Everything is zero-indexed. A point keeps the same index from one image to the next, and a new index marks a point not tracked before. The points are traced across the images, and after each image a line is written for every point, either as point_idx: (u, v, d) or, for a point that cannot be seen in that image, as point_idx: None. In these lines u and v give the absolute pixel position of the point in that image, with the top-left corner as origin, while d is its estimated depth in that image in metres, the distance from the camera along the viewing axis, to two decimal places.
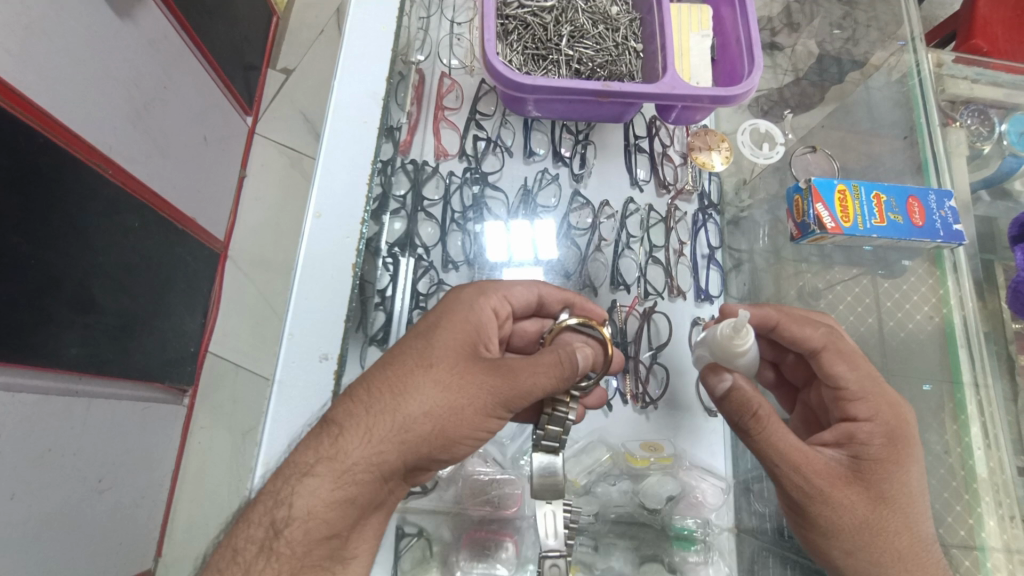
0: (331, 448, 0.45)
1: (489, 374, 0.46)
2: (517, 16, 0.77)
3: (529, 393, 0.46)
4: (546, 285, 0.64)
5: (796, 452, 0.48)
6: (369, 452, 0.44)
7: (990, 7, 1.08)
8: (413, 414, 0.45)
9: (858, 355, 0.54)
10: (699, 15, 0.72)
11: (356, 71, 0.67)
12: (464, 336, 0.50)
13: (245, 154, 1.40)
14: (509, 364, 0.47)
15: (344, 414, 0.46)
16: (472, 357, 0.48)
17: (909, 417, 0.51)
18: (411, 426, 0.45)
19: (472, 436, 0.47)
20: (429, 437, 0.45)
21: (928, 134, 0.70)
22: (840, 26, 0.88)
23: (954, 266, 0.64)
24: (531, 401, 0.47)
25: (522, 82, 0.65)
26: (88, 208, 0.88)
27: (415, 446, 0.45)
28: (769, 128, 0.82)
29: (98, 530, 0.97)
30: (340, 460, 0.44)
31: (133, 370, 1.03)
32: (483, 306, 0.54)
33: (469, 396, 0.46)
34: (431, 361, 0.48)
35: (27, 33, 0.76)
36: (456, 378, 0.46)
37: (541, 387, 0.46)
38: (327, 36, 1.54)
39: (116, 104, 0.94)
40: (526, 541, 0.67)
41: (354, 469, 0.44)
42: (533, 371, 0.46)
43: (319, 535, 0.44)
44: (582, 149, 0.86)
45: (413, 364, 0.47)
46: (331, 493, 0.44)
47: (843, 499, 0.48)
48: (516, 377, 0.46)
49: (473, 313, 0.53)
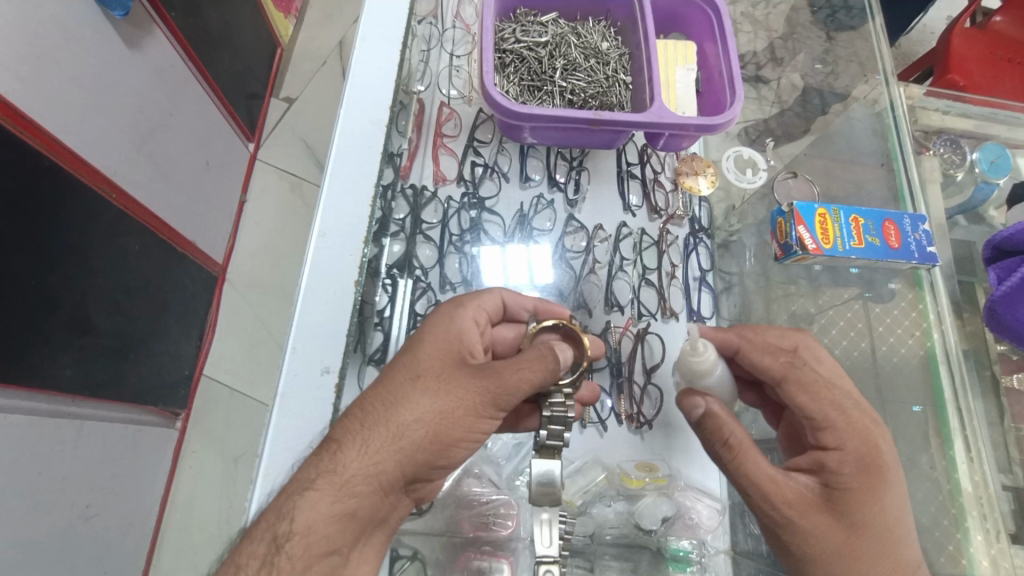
0: (330, 462, 0.45)
1: (476, 377, 0.48)
2: (514, 50, 0.80)
3: (515, 389, 0.48)
4: (508, 290, 0.66)
5: (763, 483, 0.49)
6: (366, 463, 0.45)
7: (963, 44, 1.14)
8: (406, 422, 0.46)
9: (832, 380, 0.54)
10: (684, 51, 0.76)
11: (361, 98, 0.70)
12: (447, 347, 0.52)
13: (246, 179, 1.42)
14: (494, 366, 0.49)
15: (342, 430, 0.47)
16: (457, 364, 0.50)
17: (883, 443, 0.51)
18: (406, 433, 0.46)
19: (467, 439, 0.48)
20: (424, 443, 0.46)
21: (903, 162, 0.74)
22: (822, 61, 0.92)
23: (932, 286, 0.67)
24: (518, 399, 0.49)
25: (518, 112, 0.68)
26: (89, 231, 0.90)
27: (411, 454, 0.46)
28: (752, 154, 0.88)
29: (83, 558, 0.95)
30: (337, 473, 0.45)
31: (126, 392, 1.03)
32: (465, 316, 0.56)
33: (458, 399, 0.47)
34: (419, 372, 0.49)
35: (39, 62, 0.79)
36: (443, 383, 0.48)
37: (528, 381, 0.48)
38: (329, 67, 1.59)
39: (122, 130, 0.96)
40: (521, 563, 0.67)
41: (353, 481, 0.45)
42: (518, 367, 0.48)
43: (319, 551, 0.43)
44: (576, 175, 0.89)
45: (403, 376, 0.49)
46: (331, 507, 0.44)
47: (812, 527, 0.49)
48: (501, 374, 0.48)
49: (455, 323, 0.54)
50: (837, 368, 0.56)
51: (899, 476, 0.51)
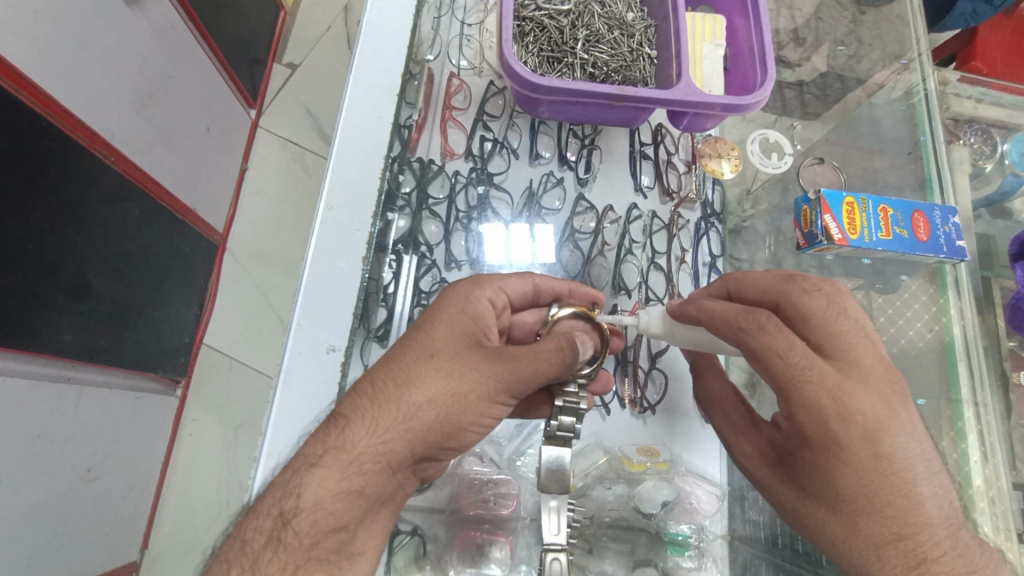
0: (338, 439, 0.45)
1: (491, 361, 0.47)
2: (534, 18, 0.78)
3: (528, 379, 0.47)
4: (540, 275, 0.64)
5: (729, 437, 0.57)
6: (375, 441, 0.44)
7: (990, 30, 1.10)
8: (417, 402, 0.45)
9: (776, 353, 0.45)
10: (713, 25, 0.72)
11: (372, 68, 0.67)
12: (462, 327, 0.50)
13: (248, 147, 1.39)
14: (510, 351, 0.47)
15: (350, 406, 0.46)
16: (474, 346, 0.49)
17: (832, 420, 0.44)
18: (416, 414, 0.45)
19: (478, 423, 0.47)
20: (434, 425, 0.45)
21: (933, 151, 0.71)
22: (844, 43, 0.89)
23: (955, 281, 0.65)
24: (532, 386, 0.48)
25: (537, 83, 0.65)
26: (88, 194, 0.88)
27: (421, 435, 0.45)
28: (779, 139, 0.85)
29: (84, 520, 0.96)
30: (346, 450, 0.44)
31: (125, 359, 1.02)
32: (480, 296, 0.54)
33: (471, 382, 0.46)
34: (432, 351, 0.48)
35: (36, 17, 0.76)
36: (457, 365, 0.47)
37: (542, 372, 0.47)
38: (334, 33, 1.54)
39: (120, 91, 0.93)
40: (521, 542, 0.67)
41: (361, 459, 0.44)
42: (535, 357, 0.47)
43: (325, 527, 0.43)
44: (587, 154, 0.87)
45: (414, 354, 0.48)
46: (338, 484, 0.43)
47: (766, 479, 0.52)
48: (517, 362, 0.47)
49: (471, 303, 0.53)
50: (820, 329, 0.47)
51: (872, 454, 0.44)
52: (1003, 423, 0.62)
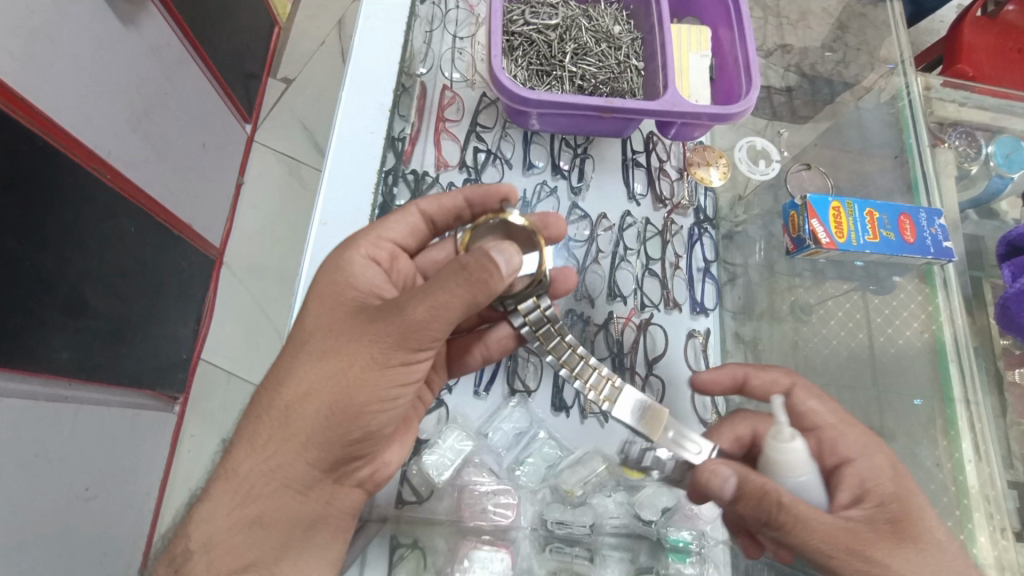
0: (226, 468, 0.47)
1: (365, 335, 0.46)
2: (522, 33, 0.79)
3: (416, 328, 0.44)
4: (427, 199, 0.61)
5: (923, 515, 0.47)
6: (262, 458, 0.46)
7: (975, 33, 1.12)
8: (291, 402, 0.46)
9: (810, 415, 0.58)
10: (699, 36, 0.74)
11: (363, 84, 0.68)
12: (331, 309, 0.50)
13: (244, 161, 1.40)
14: (390, 307, 0.46)
15: (238, 428, 0.49)
16: (346, 320, 0.48)
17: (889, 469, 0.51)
18: (296, 415, 0.46)
19: (373, 400, 0.46)
20: (319, 419, 0.46)
21: (917, 154, 0.73)
22: (832, 49, 0.92)
23: (943, 282, 0.67)
24: (428, 338, 0.45)
25: (526, 97, 0.66)
26: (83, 211, 0.88)
27: (305, 433, 0.46)
28: (765, 145, 0.86)
29: (83, 540, 0.95)
30: (234, 475, 0.47)
31: (123, 376, 1.02)
32: (356, 257, 0.54)
33: (347, 362, 0.46)
34: (304, 340, 0.48)
35: (31, 37, 0.76)
36: (327, 352, 0.46)
37: (430, 317, 0.44)
38: (328, 47, 1.55)
39: (116, 108, 0.94)
40: (522, 550, 0.69)
41: (250, 481, 0.47)
42: (422, 302, 0.43)
43: (232, 563, 0.46)
44: (580, 163, 0.87)
45: (286, 353, 0.49)
46: (231, 515, 0.46)
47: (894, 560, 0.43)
48: (398, 316, 0.44)
49: (344, 271, 0.52)
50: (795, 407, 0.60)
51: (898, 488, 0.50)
52: (998, 423, 0.63)
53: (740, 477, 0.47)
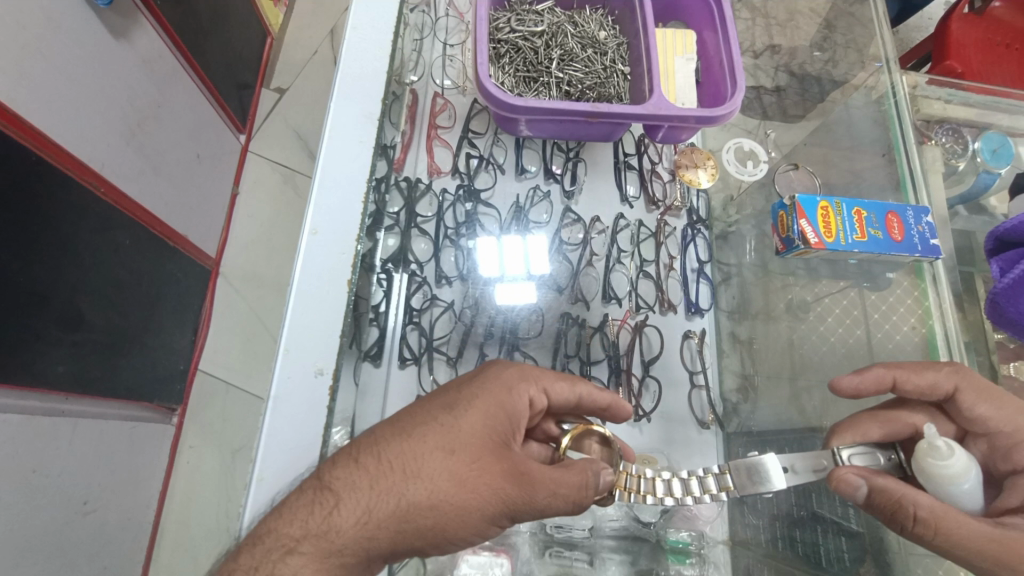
0: (323, 524, 0.42)
1: (509, 483, 0.45)
2: (509, 39, 0.80)
3: (540, 507, 0.46)
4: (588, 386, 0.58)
5: None
6: (363, 535, 0.42)
7: (963, 29, 1.13)
8: (419, 504, 0.44)
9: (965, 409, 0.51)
10: (684, 40, 0.74)
11: (352, 92, 0.68)
12: (493, 429, 0.48)
13: (239, 171, 1.40)
14: (531, 475, 0.46)
15: (344, 483, 0.44)
16: (499, 453, 0.47)
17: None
18: (413, 517, 0.43)
19: (467, 538, 0.46)
20: (427, 531, 0.44)
21: (904, 151, 0.72)
22: (820, 48, 0.93)
23: (934, 278, 0.65)
24: (537, 514, 0.47)
25: (513, 104, 0.66)
26: (79, 225, 0.88)
27: (409, 538, 0.44)
28: (753, 146, 0.87)
29: (82, 554, 0.94)
30: (330, 539, 0.41)
31: (120, 388, 1.01)
32: (524, 392, 0.52)
33: (480, 500, 0.45)
34: (455, 447, 0.46)
35: (24, 53, 0.77)
36: (474, 475, 0.45)
37: (556, 507, 0.46)
38: (321, 56, 1.56)
39: (110, 121, 0.94)
40: (521, 555, 0.68)
41: (343, 550, 0.42)
42: (555, 491, 0.46)
43: None
44: (572, 167, 0.88)
45: (433, 445, 0.46)
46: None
47: None
48: (535, 491, 0.46)
49: (512, 397, 0.51)
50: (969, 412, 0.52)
51: None
52: None
53: (871, 485, 0.47)
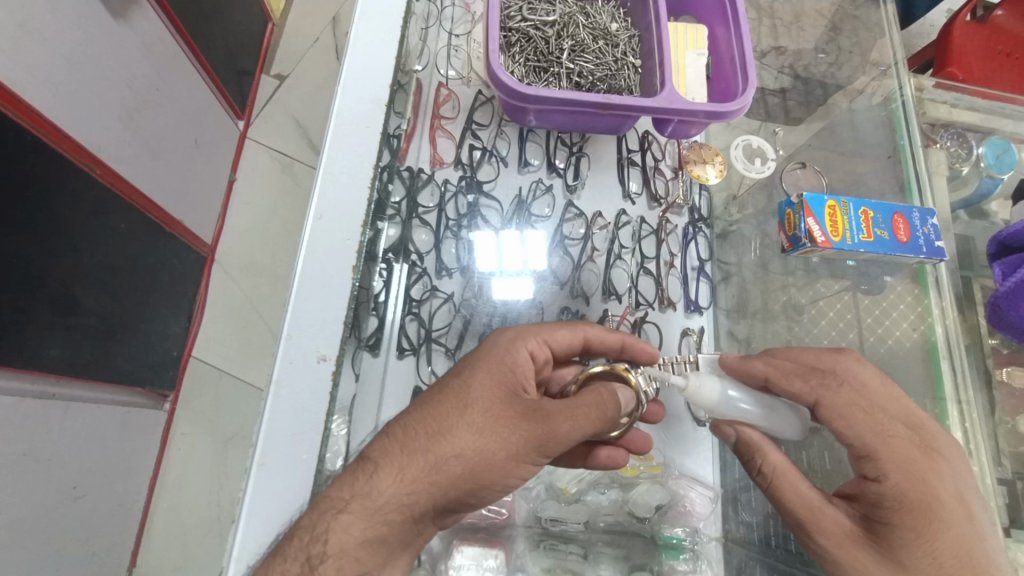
0: (364, 486, 0.44)
1: (524, 420, 0.47)
2: (520, 28, 0.79)
3: (564, 438, 0.47)
4: (595, 328, 0.63)
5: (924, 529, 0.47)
6: (402, 491, 0.44)
7: (966, 37, 1.13)
8: (448, 454, 0.45)
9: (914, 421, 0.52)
10: (696, 35, 0.74)
11: (359, 78, 0.67)
12: (500, 379, 0.50)
13: (236, 158, 1.39)
14: (544, 410, 0.48)
15: (380, 452, 0.46)
16: (510, 399, 0.48)
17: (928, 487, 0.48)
18: (444, 466, 0.45)
19: (503, 481, 0.46)
20: (461, 479, 0.45)
21: (911, 153, 0.72)
22: (825, 51, 0.93)
23: (936, 281, 0.66)
24: (564, 447, 0.48)
25: (525, 93, 0.66)
26: (75, 207, 0.87)
27: (446, 488, 0.45)
28: (761, 144, 0.86)
29: (71, 539, 0.94)
30: (373, 498, 0.44)
31: (113, 374, 1.01)
32: (522, 347, 0.54)
33: (503, 442, 0.46)
34: (468, 402, 0.48)
35: (22, 32, 0.75)
36: (490, 422, 0.46)
37: (578, 432, 0.48)
38: (323, 43, 1.54)
39: (108, 103, 0.92)
40: (516, 548, 0.68)
41: (386, 508, 0.44)
42: (572, 417, 0.48)
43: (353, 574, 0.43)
44: (575, 161, 0.88)
45: (448, 404, 0.47)
46: (364, 532, 0.43)
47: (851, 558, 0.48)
48: (553, 424, 0.47)
49: (512, 353, 0.53)
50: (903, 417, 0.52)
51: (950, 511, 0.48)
52: (988, 421, 0.64)
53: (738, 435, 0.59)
